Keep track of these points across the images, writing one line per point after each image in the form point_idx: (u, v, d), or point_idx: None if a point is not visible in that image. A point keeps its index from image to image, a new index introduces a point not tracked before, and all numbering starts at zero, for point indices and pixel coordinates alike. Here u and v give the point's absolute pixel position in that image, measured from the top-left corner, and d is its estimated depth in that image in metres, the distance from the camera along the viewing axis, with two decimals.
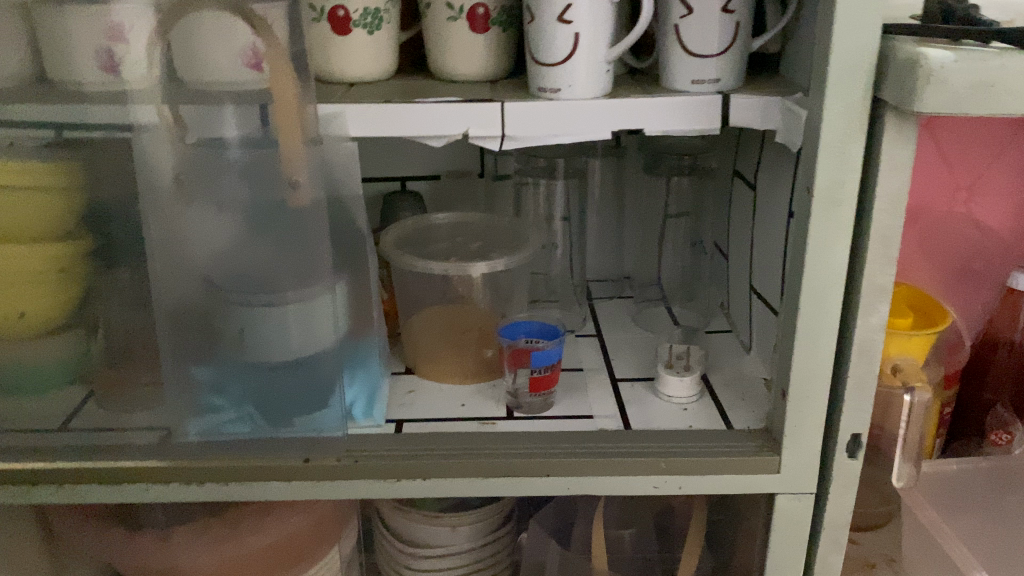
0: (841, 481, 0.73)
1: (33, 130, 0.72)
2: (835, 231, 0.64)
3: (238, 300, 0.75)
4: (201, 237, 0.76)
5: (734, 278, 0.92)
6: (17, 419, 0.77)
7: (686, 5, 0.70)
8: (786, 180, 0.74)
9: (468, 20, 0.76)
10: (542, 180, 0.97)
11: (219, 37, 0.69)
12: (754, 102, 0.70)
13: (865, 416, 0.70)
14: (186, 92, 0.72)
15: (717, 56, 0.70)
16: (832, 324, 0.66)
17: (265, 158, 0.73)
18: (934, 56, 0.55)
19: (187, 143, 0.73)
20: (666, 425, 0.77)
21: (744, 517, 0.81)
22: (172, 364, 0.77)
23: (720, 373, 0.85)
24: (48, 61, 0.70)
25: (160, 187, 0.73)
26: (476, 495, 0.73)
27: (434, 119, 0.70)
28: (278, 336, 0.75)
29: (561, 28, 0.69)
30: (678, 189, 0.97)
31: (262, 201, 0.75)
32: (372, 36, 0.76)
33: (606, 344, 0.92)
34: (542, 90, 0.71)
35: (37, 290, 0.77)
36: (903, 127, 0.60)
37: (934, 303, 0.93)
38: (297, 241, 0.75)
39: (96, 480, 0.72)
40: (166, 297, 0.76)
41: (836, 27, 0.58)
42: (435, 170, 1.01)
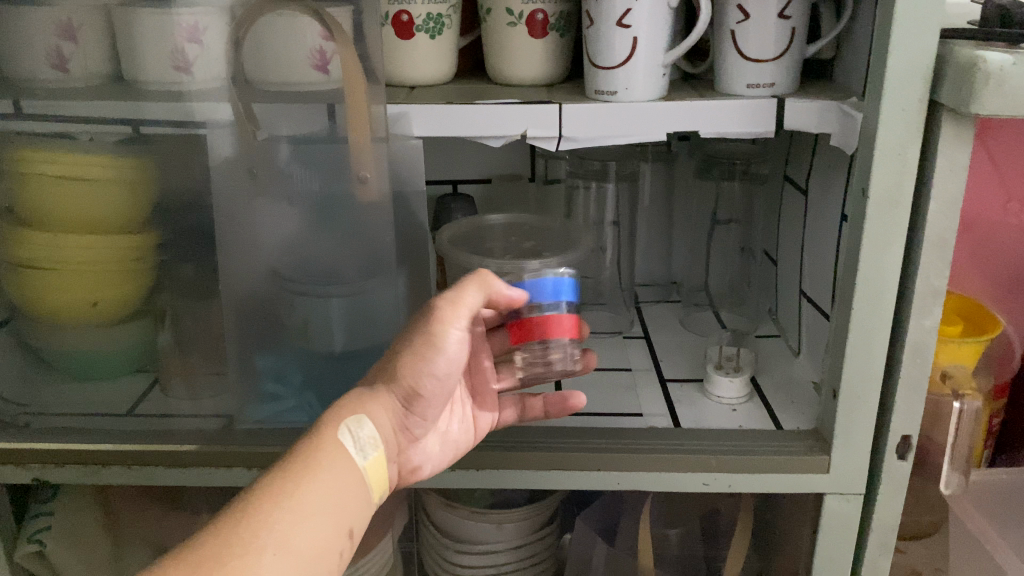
0: (891, 483, 0.73)
1: (108, 127, 0.77)
2: (890, 233, 0.65)
3: (303, 291, 0.79)
4: (271, 229, 0.80)
5: (784, 283, 0.92)
6: (89, 403, 0.82)
7: (743, 11, 0.71)
8: (840, 184, 0.75)
9: (527, 26, 0.78)
10: (593, 183, 0.98)
11: (290, 39, 0.72)
12: (810, 106, 0.71)
13: (917, 419, 0.70)
14: (256, 92, 0.76)
15: (773, 61, 0.72)
16: (886, 324, 0.67)
17: (322, 153, 0.78)
18: (993, 59, 0.56)
19: (257, 139, 0.77)
20: (717, 424, 0.78)
21: (792, 519, 0.82)
22: (240, 352, 0.82)
23: (769, 376, 0.86)
24: (126, 61, 0.74)
25: (234, 177, 0.78)
26: (528, 487, 0.75)
27: (494, 118, 0.72)
28: (331, 337, 0.80)
29: (620, 32, 0.70)
30: (728, 194, 0.99)
31: (329, 193, 0.79)
32: (433, 41, 0.79)
33: (654, 346, 0.94)
34: (598, 93, 0.73)
35: (110, 279, 0.81)
36: (959, 130, 0.61)
37: (985, 312, 0.92)
38: (358, 234, 0.79)
39: (161, 462, 0.74)
40: (237, 286, 0.81)
41: (895, 31, 0.59)
42: (487, 174, 1.03)
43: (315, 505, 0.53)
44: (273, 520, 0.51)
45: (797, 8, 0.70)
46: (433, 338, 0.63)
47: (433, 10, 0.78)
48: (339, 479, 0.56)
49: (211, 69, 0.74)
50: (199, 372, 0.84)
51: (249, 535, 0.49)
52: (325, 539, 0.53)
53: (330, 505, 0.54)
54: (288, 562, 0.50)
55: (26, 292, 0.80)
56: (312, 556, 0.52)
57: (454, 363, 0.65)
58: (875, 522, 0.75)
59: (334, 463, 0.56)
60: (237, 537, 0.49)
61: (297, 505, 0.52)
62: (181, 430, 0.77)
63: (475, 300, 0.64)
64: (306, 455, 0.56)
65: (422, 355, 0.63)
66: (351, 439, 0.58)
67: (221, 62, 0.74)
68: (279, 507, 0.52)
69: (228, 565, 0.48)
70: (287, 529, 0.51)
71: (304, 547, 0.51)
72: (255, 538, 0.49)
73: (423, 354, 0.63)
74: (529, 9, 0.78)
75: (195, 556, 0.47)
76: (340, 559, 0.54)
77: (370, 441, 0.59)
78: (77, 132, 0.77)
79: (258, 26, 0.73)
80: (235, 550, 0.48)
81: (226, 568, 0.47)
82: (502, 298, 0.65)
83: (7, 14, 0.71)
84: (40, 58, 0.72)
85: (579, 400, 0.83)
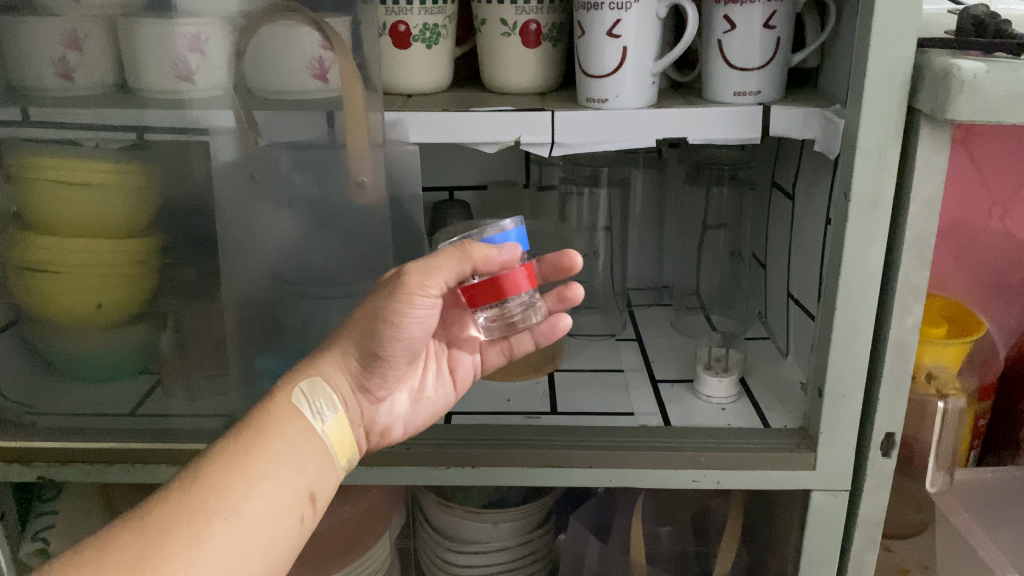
0: (875, 479, 0.75)
1: (115, 133, 0.78)
2: (871, 235, 0.67)
3: (309, 294, 0.85)
4: (271, 232, 0.84)
5: (772, 286, 0.95)
6: (92, 404, 0.84)
7: (730, 21, 0.74)
8: (824, 188, 0.77)
9: (521, 36, 0.81)
10: (586, 188, 1.00)
11: (291, 47, 0.75)
12: (794, 112, 0.73)
13: (900, 416, 0.72)
14: (257, 99, 0.78)
15: (759, 69, 0.74)
16: (869, 324, 0.69)
17: (322, 156, 0.81)
18: (967, 67, 0.58)
19: (258, 144, 0.80)
20: (706, 423, 0.80)
21: (781, 514, 0.84)
22: (239, 353, 0.85)
23: (757, 377, 0.88)
24: (129, 69, 0.76)
25: (237, 183, 0.82)
26: (521, 484, 0.76)
27: (489, 125, 0.74)
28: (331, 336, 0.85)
29: (610, 42, 0.73)
30: (717, 199, 1.01)
31: (326, 199, 0.83)
32: (429, 51, 0.81)
33: (646, 349, 0.96)
34: (590, 101, 0.75)
35: (112, 282, 0.83)
36: (937, 135, 0.64)
37: (968, 314, 0.94)
38: (357, 237, 0.84)
39: (163, 461, 0.76)
40: (238, 289, 0.85)
41: (874, 40, 0.61)
42: (482, 180, 1.06)
43: (268, 471, 0.55)
44: (225, 487, 0.52)
45: (781, 18, 0.73)
46: (399, 311, 0.61)
47: (430, 20, 0.80)
48: (294, 446, 0.58)
49: (213, 77, 0.76)
50: (202, 375, 0.86)
51: (200, 502, 0.51)
52: (280, 504, 0.54)
53: (286, 472, 0.56)
54: (240, 526, 0.51)
55: (32, 293, 0.82)
56: (267, 520, 0.53)
57: (418, 333, 0.64)
58: (860, 518, 0.77)
59: (288, 431, 0.58)
60: (187, 505, 0.50)
61: (250, 472, 0.54)
62: (182, 429, 0.79)
63: (449, 274, 0.60)
64: (260, 425, 0.57)
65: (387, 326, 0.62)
66: (306, 405, 0.60)
67: (223, 70, 0.76)
68: (231, 475, 0.53)
69: (178, 532, 0.49)
70: (240, 496, 0.52)
71: (257, 511, 0.53)
72: (206, 505, 0.51)
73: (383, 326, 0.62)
74: (523, 20, 0.80)
75: (147, 522, 0.49)
76: (299, 523, 0.56)
77: (327, 406, 0.61)
78: (84, 138, 0.78)
79: (261, 36, 0.76)
80: (185, 518, 0.50)
81: (175, 535, 0.49)
82: (488, 265, 0.60)
83: (14, 23, 0.73)
84: (45, 65, 0.74)
85: (572, 400, 0.85)
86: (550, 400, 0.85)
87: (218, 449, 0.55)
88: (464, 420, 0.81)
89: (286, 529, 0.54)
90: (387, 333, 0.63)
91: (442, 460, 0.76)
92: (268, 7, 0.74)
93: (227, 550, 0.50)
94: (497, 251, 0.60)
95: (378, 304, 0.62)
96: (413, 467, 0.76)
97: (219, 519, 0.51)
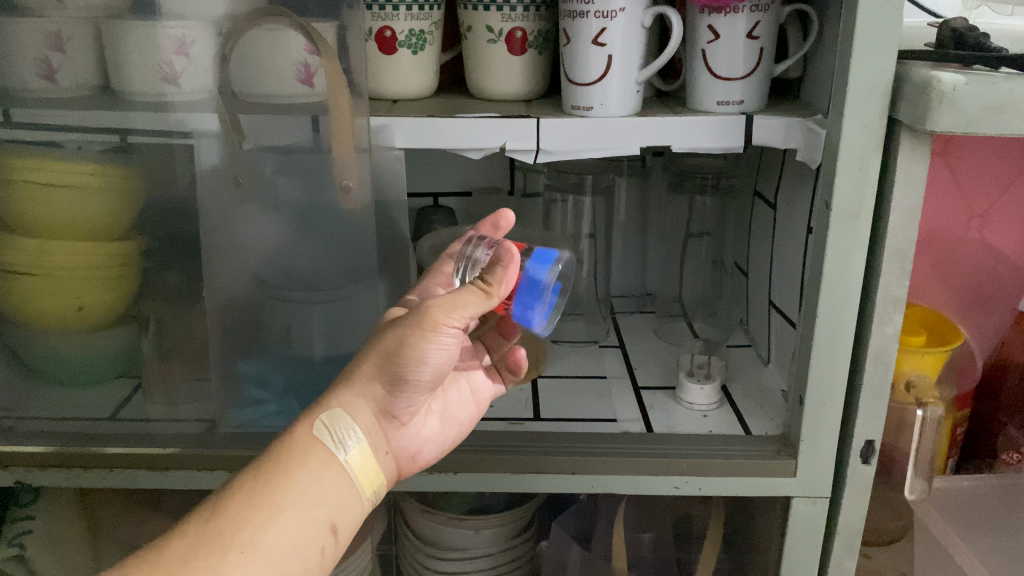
0: (855, 486, 0.76)
1: (96, 135, 0.78)
2: (852, 243, 0.67)
3: (292, 299, 0.83)
4: (257, 236, 0.84)
5: (755, 294, 0.96)
6: (71, 408, 0.83)
7: (714, 31, 0.74)
8: (806, 197, 0.78)
9: (507, 43, 0.81)
10: (570, 196, 1.02)
11: (278, 48, 0.76)
12: (777, 122, 0.74)
13: (880, 423, 0.73)
14: (243, 104, 0.79)
15: (742, 79, 0.75)
16: (849, 333, 0.70)
17: (304, 160, 0.81)
18: (947, 79, 0.58)
19: (243, 148, 0.80)
20: (687, 429, 0.80)
21: (763, 522, 0.84)
22: (221, 357, 0.85)
23: (739, 384, 0.89)
24: (113, 72, 0.76)
25: (219, 181, 0.81)
26: (505, 491, 0.76)
27: (474, 131, 0.74)
28: (312, 343, 0.85)
29: (595, 50, 0.73)
30: (701, 206, 1.03)
31: (312, 203, 0.83)
32: (415, 57, 0.81)
33: (629, 355, 0.96)
34: (576, 108, 0.76)
35: (94, 285, 0.84)
36: (917, 145, 0.64)
37: (946, 323, 0.95)
38: (345, 240, 0.83)
39: (145, 466, 0.75)
40: (218, 292, 0.84)
41: (855, 51, 0.62)
42: (467, 187, 1.06)
43: (286, 503, 0.54)
44: (241, 520, 0.52)
45: (764, 29, 0.74)
46: (424, 348, 0.57)
47: (416, 26, 0.80)
48: (316, 478, 0.56)
49: (199, 80, 0.76)
50: (183, 378, 0.87)
51: (215, 535, 0.51)
52: (299, 537, 0.54)
53: (305, 503, 0.55)
54: (255, 561, 0.51)
55: (14, 296, 0.82)
56: (285, 554, 0.53)
57: (443, 364, 0.59)
58: (840, 525, 0.77)
59: (311, 461, 0.56)
60: (204, 539, 0.51)
61: (267, 505, 0.53)
62: (161, 434, 0.78)
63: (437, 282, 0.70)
64: (278, 456, 0.56)
65: (414, 360, 0.57)
66: (327, 435, 0.57)
67: (207, 73, 0.76)
68: (249, 508, 0.53)
69: (192, 565, 0.50)
70: (256, 529, 0.52)
71: (274, 545, 0.52)
72: (222, 537, 0.51)
73: (411, 367, 0.57)
74: (509, 27, 0.80)
75: (161, 557, 0.50)
76: (321, 554, 0.55)
77: (353, 434, 0.58)
78: (65, 140, 0.78)
79: (247, 39, 0.76)
80: (201, 551, 0.50)
81: (190, 567, 0.49)
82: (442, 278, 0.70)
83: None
84: (28, 67, 0.74)
85: (554, 407, 0.85)
86: (533, 406, 0.85)
87: (237, 482, 0.54)
88: None
89: (306, 562, 0.54)
90: (413, 366, 0.57)
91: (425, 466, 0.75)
92: (256, 11, 0.75)
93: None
94: (507, 271, 0.58)
95: (398, 335, 0.57)
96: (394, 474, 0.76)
97: (234, 555, 0.51)
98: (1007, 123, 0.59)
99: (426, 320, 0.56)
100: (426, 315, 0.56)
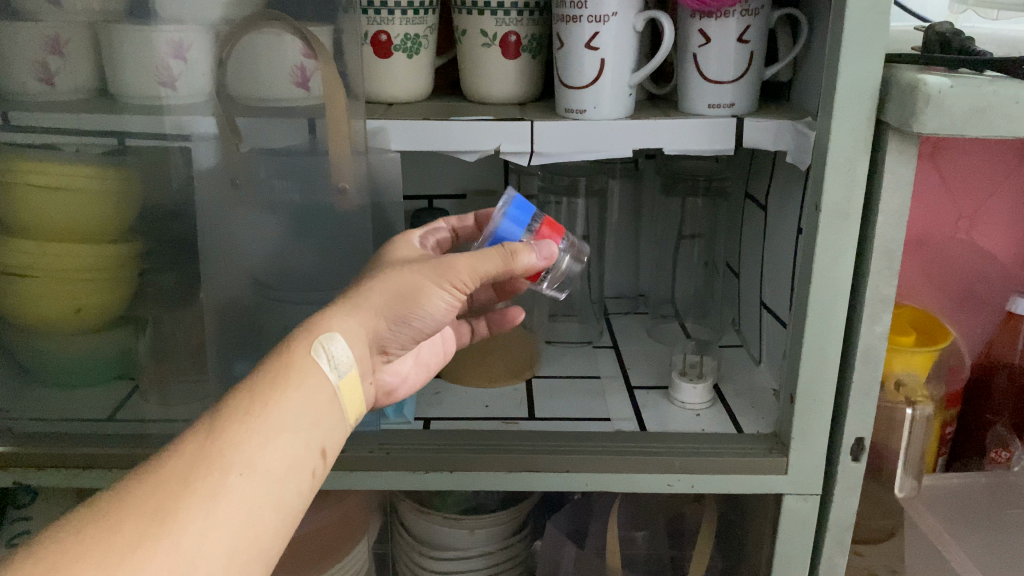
0: (845, 484, 0.77)
1: (95, 138, 0.79)
2: (842, 243, 0.68)
3: (287, 300, 0.86)
4: (255, 238, 0.86)
5: (746, 295, 0.97)
6: (70, 409, 0.84)
7: (705, 35, 0.75)
8: (796, 199, 0.79)
9: (501, 47, 0.82)
10: (564, 198, 1.03)
11: (274, 51, 0.77)
12: (767, 124, 0.75)
13: (869, 421, 0.74)
14: (240, 106, 0.79)
15: (732, 82, 0.76)
16: (839, 332, 0.71)
17: (300, 163, 0.83)
18: (933, 82, 0.59)
19: (241, 151, 0.81)
20: (680, 428, 0.81)
21: (755, 520, 0.85)
22: (218, 360, 0.85)
23: (732, 384, 0.90)
24: (111, 76, 0.76)
25: (217, 184, 0.83)
26: (500, 489, 0.77)
27: (469, 134, 0.75)
28: None
29: (588, 54, 0.74)
30: (693, 210, 1.04)
31: (308, 206, 0.85)
32: (411, 61, 0.82)
33: (623, 355, 0.97)
34: (569, 111, 0.77)
35: (92, 286, 0.84)
36: (904, 147, 0.65)
37: (935, 323, 0.96)
38: (339, 242, 0.85)
39: (143, 466, 0.76)
40: (217, 291, 0.85)
41: (844, 55, 0.63)
42: (461, 189, 1.07)
43: (285, 424, 0.49)
44: (239, 438, 0.47)
45: (755, 33, 0.75)
46: (435, 292, 0.59)
47: (411, 30, 0.81)
48: (312, 399, 0.52)
49: (195, 82, 0.77)
50: (180, 379, 0.87)
51: (212, 454, 0.46)
52: (294, 459, 0.49)
53: (301, 426, 0.50)
54: (256, 482, 0.46)
55: (12, 298, 0.83)
56: (282, 476, 0.48)
57: (442, 316, 0.61)
58: (831, 522, 0.78)
59: (305, 382, 0.52)
60: (200, 459, 0.45)
61: (265, 424, 0.48)
62: (157, 435, 0.79)
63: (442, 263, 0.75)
64: (274, 375, 0.51)
65: (422, 301, 0.59)
66: (325, 356, 0.53)
67: (205, 77, 0.77)
68: (247, 427, 0.47)
69: (192, 486, 0.44)
70: (255, 448, 0.47)
71: (274, 467, 0.48)
72: (221, 457, 0.46)
73: (421, 305, 0.59)
74: (503, 31, 0.81)
75: (155, 478, 0.44)
76: (312, 478, 0.51)
77: (343, 355, 0.55)
78: (64, 143, 0.79)
79: (244, 44, 0.77)
80: (198, 472, 0.45)
81: (190, 489, 0.44)
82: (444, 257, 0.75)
83: None
84: (27, 71, 0.75)
85: (549, 407, 0.86)
86: (528, 405, 0.86)
87: (231, 400, 0.49)
88: (442, 425, 0.82)
89: (300, 485, 0.50)
90: (418, 308, 0.59)
91: (421, 465, 0.76)
92: (253, 16, 0.75)
93: (243, 509, 0.45)
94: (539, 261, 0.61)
95: (420, 281, 0.59)
96: (391, 473, 0.77)
97: (235, 475, 0.46)
98: (992, 125, 0.60)
99: (449, 273, 0.59)
100: (449, 267, 0.59)
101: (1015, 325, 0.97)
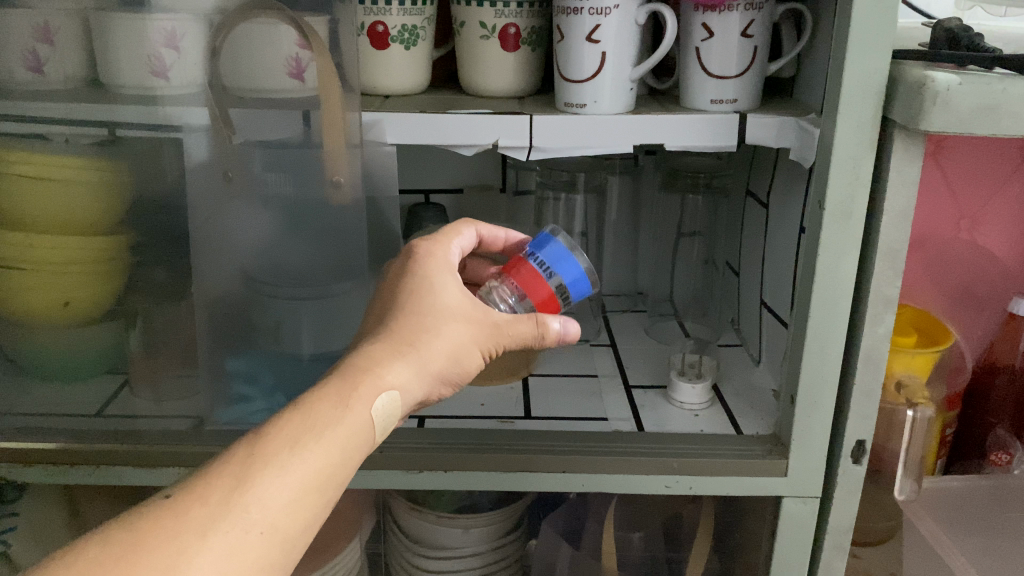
0: (845, 486, 0.75)
1: (82, 128, 0.78)
2: (845, 243, 0.67)
3: (278, 295, 0.84)
4: (244, 229, 0.83)
5: (746, 296, 0.96)
6: (59, 403, 0.82)
7: (708, 29, 0.74)
8: (798, 197, 0.78)
9: (500, 39, 0.80)
10: (562, 193, 1.02)
11: (267, 40, 0.74)
12: (770, 121, 0.73)
13: (870, 423, 0.73)
14: (232, 98, 0.78)
15: (736, 77, 0.74)
16: (842, 332, 0.70)
17: (292, 157, 0.81)
18: (942, 79, 0.58)
19: (233, 142, 0.79)
20: (678, 429, 0.80)
21: (752, 520, 0.84)
22: (210, 354, 0.85)
23: (731, 383, 0.89)
24: (101, 65, 0.74)
25: (212, 177, 0.81)
26: (493, 488, 0.76)
27: (464, 126, 0.73)
28: (300, 342, 0.85)
29: (589, 47, 0.73)
30: (692, 207, 1.03)
31: (303, 198, 0.82)
32: (408, 52, 0.81)
33: (619, 354, 0.96)
34: (568, 105, 0.75)
35: (79, 279, 0.83)
36: (910, 145, 0.64)
37: (936, 323, 0.95)
38: (331, 236, 0.84)
39: (132, 462, 0.74)
40: (206, 287, 0.85)
41: (851, 51, 0.62)
42: (459, 184, 1.05)
43: (320, 481, 0.45)
44: (271, 492, 0.43)
45: (758, 27, 0.73)
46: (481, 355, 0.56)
47: (408, 22, 0.80)
48: (350, 456, 0.48)
49: (188, 73, 0.76)
50: (170, 373, 0.86)
51: (238, 508, 0.42)
52: (312, 518, 0.45)
53: (333, 481, 0.46)
54: (276, 544, 0.43)
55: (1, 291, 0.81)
56: (302, 535, 0.45)
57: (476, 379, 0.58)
58: (830, 525, 0.77)
59: (352, 437, 0.48)
60: (226, 508, 0.42)
61: (302, 479, 0.45)
62: (148, 431, 0.77)
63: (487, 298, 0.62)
64: (320, 421, 0.47)
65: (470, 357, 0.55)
66: (374, 411, 0.49)
67: (197, 67, 0.76)
68: (281, 483, 0.44)
69: (211, 540, 0.41)
70: (283, 505, 0.44)
71: (298, 526, 0.44)
72: (246, 511, 0.42)
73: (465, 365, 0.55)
74: (502, 23, 0.80)
75: (179, 523, 0.41)
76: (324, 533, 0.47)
77: (390, 416, 0.50)
78: (52, 133, 0.78)
79: (238, 32, 0.75)
80: (221, 525, 0.41)
81: (209, 543, 0.41)
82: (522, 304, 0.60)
83: None
84: (15, 59, 0.73)
85: (545, 406, 0.84)
86: (525, 405, 0.85)
87: (275, 444, 0.45)
88: (436, 424, 0.80)
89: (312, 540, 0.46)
90: (465, 368, 0.55)
91: (415, 464, 0.75)
92: (244, 6, 0.73)
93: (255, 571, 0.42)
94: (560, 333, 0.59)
95: (469, 341, 0.55)
96: (382, 472, 0.75)
97: (242, 539, 0.42)
98: (1000, 124, 0.59)
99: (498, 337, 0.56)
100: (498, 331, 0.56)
101: (1017, 327, 0.96)
